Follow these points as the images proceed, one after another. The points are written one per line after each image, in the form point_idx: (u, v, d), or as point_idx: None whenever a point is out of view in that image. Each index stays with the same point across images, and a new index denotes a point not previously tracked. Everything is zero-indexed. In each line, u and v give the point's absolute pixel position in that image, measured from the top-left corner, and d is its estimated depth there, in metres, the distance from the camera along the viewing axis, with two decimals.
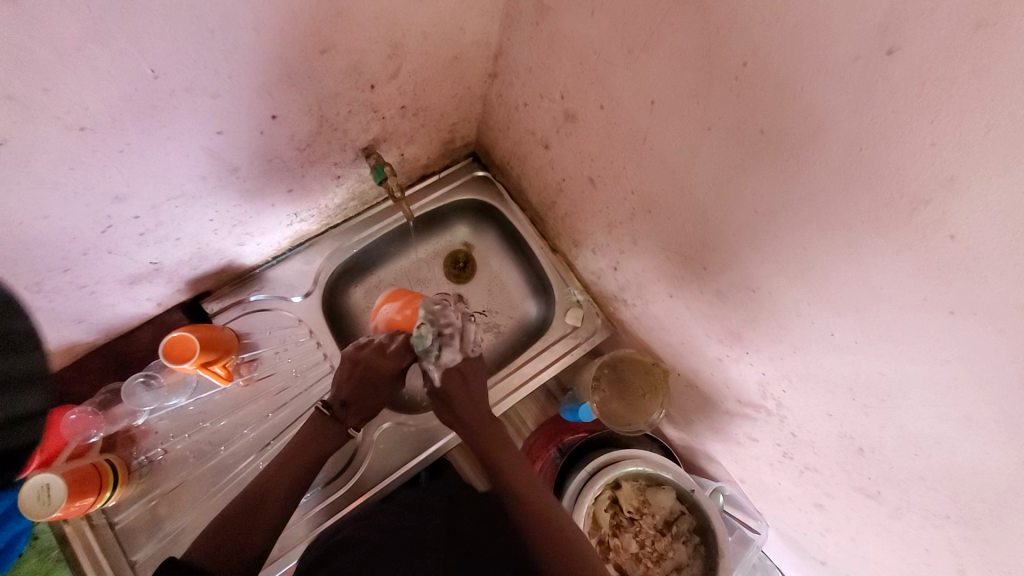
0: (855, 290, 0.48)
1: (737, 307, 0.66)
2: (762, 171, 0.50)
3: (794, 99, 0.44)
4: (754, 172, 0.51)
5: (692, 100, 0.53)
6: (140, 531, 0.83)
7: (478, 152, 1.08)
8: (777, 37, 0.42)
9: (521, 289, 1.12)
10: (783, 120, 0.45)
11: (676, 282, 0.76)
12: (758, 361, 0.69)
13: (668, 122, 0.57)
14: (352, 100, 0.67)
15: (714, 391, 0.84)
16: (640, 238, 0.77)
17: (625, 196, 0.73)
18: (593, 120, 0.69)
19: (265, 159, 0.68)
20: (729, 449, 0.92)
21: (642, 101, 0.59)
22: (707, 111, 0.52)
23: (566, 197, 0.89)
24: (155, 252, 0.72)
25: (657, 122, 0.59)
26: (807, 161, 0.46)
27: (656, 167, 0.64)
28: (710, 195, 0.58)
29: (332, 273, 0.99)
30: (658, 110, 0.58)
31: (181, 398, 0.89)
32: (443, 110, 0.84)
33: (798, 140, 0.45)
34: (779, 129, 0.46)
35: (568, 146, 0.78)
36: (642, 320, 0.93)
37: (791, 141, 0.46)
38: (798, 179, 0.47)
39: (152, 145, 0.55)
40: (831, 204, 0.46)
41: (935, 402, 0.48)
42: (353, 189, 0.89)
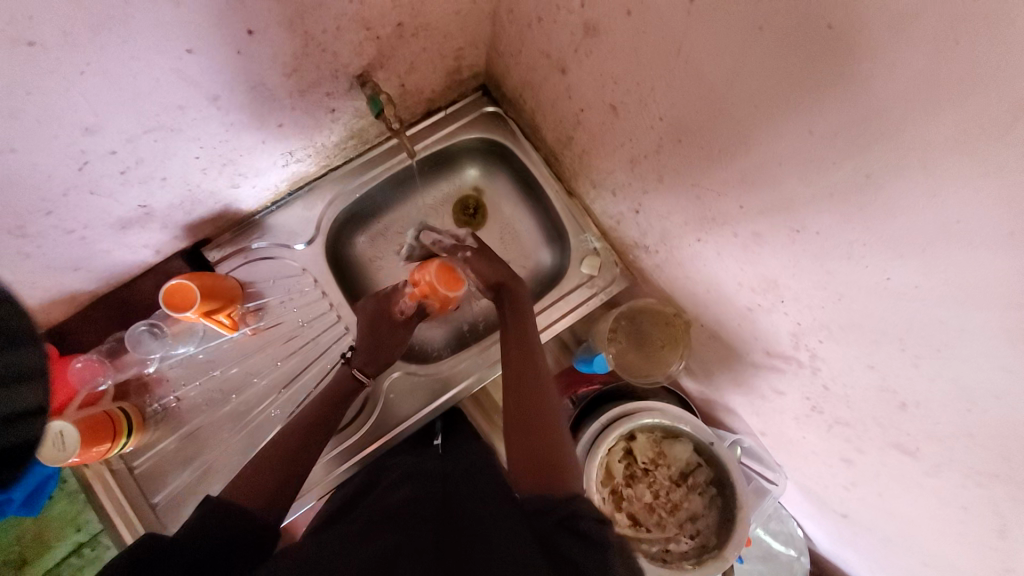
0: (926, 224, 0.41)
1: (776, 249, 0.59)
2: (823, 76, 0.42)
3: None
4: (813, 84, 0.43)
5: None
6: (159, 476, 0.85)
7: (488, 86, 0.99)
8: None
9: (534, 236, 1.06)
10: (856, 10, 0.37)
11: (706, 224, 0.69)
12: (794, 309, 0.63)
13: (708, 26, 0.48)
14: (339, 13, 0.58)
15: (740, 341, 0.79)
16: (666, 174, 0.69)
17: (653, 124, 0.65)
18: (617, 32, 0.59)
19: (247, 85, 0.61)
20: (752, 402, 0.87)
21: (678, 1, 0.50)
22: (759, 6, 0.43)
23: (584, 131, 0.80)
24: (142, 194, 0.67)
25: (694, 27, 0.50)
26: (881, 65, 0.37)
27: (692, 85, 0.55)
28: (756, 117, 0.50)
29: (335, 218, 0.94)
30: (695, 12, 0.49)
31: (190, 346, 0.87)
32: (446, 31, 0.74)
33: (873, 36, 0.37)
34: (851, 24, 0.38)
35: (587, 68, 0.69)
36: (664, 267, 0.86)
37: (862, 39, 0.37)
38: (870, 87, 0.39)
39: (116, 66, 0.49)
40: (910, 119, 0.38)
41: (1001, 353, 0.42)
42: (352, 125, 0.82)
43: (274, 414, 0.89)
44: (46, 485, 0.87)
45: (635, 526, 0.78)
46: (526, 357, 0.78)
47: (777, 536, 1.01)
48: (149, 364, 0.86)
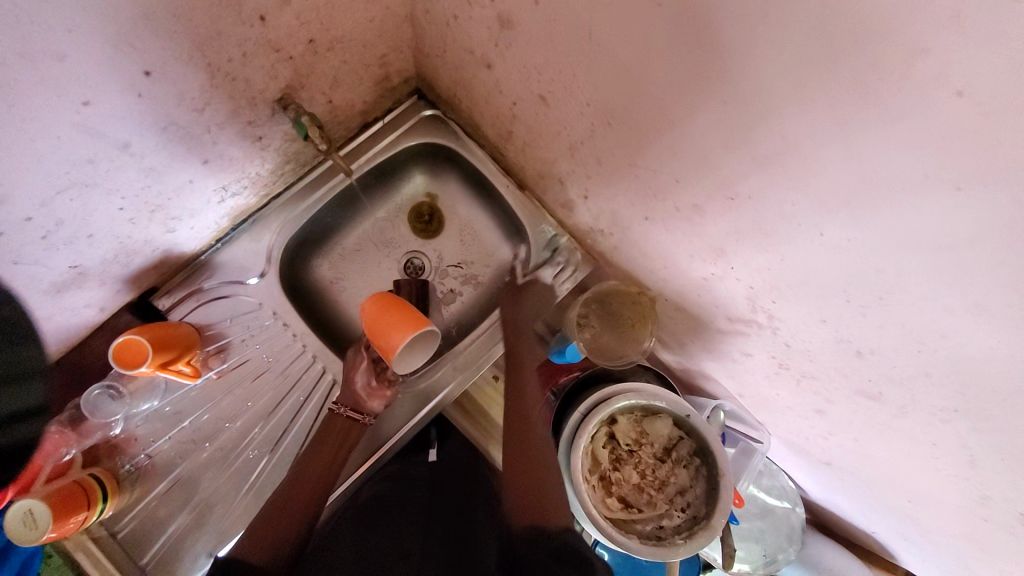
0: (847, 178, 0.42)
1: (716, 219, 0.60)
2: (724, 47, 0.42)
3: None
4: (721, 52, 0.43)
5: None
6: (146, 535, 0.83)
7: (422, 89, 0.97)
8: None
9: (493, 234, 1.06)
10: None
11: (650, 203, 0.69)
12: (745, 275, 0.64)
13: (613, 6, 0.47)
14: (242, 40, 0.56)
15: (703, 311, 0.80)
16: (604, 157, 0.69)
17: (582, 110, 0.64)
18: (531, 22, 0.58)
19: (160, 127, 0.58)
20: (725, 366, 0.89)
21: None
22: None
23: (521, 125, 0.79)
24: (71, 254, 0.64)
25: (601, 9, 0.49)
26: (778, 23, 0.37)
27: (610, 67, 0.54)
28: (673, 94, 0.50)
29: (286, 247, 0.92)
30: None
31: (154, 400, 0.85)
32: (364, 41, 0.72)
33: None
34: None
35: (510, 61, 0.67)
36: (622, 249, 0.86)
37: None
38: (769, 51, 0.39)
39: (9, 132, 0.46)
40: (811, 79, 0.38)
41: (932, 287, 0.43)
42: (285, 150, 0.80)
43: (253, 456, 0.87)
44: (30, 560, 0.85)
45: (627, 509, 0.78)
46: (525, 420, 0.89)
47: (771, 491, 1.02)
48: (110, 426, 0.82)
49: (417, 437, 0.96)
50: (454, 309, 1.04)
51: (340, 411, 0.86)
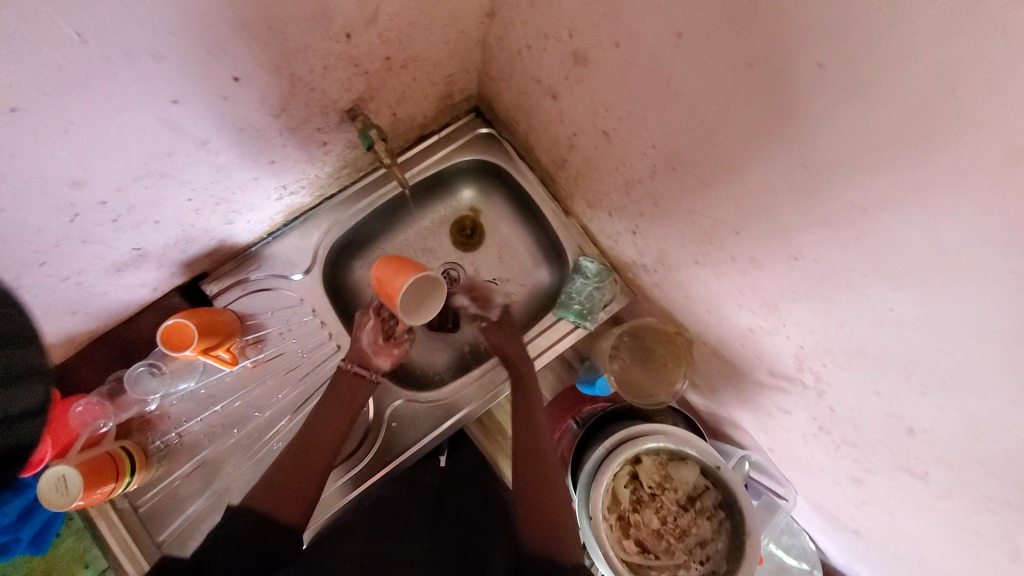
0: (926, 260, 0.40)
1: (774, 275, 0.59)
2: (813, 114, 0.41)
3: (871, 18, 0.34)
4: (809, 120, 0.42)
5: (730, 31, 0.43)
6: (165, 513, 0.85)
7: (481, 107, 0.99)
8: None
9: (533, 255, 1.06)
10: (847, 50, 0.36)
11: (703, 249, 0.68)
12: (797, 335, 0.62)
13: (700, 61, 0.47)
14: (325, 53, 0.58)
15: (743, 361, 0.78)
16: (662, 198, 0.68)
17: (646, 151, 0.64)
18: (607, 63, 0.58)
19: (237, 128, 0.60)
20: (757, 418, 0.87)
21: (666, 35, 0.48)
22: (746, 44, 0.42)
23: (578, 155, 0.79)
24: (136, 237, 0.66)
25: (685, 61, 0.48)
26: (877, 101, 0.36)
27: (682, 116, 0.54)
28: (748, 151, 0.50)
29: (332, 247, 0.94)
30: (684, 47, 0.48)
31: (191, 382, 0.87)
32: (436, 60, 0.74)
33: (868, 76, 0.36)
34: (841, 65, 0.37)
35: (579, 95, 0.67)
36: (664, 287, 0.86)
37: (857, 76, 0.36)
38: (862, 128, 0.38)
39: (101, 123, 0.48)
40: (905, 157, 0.37)
41: (999, 382, 0.41)
42: (344, 155, 0.82)
43: (276, 448, 0.88)
44: (54, 521, 0.88)
45: (643, 554, 0.77)
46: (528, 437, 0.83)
47: (791, 550, 0.99)
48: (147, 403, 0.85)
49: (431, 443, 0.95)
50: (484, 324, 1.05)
51: (348, 369, 0.85)
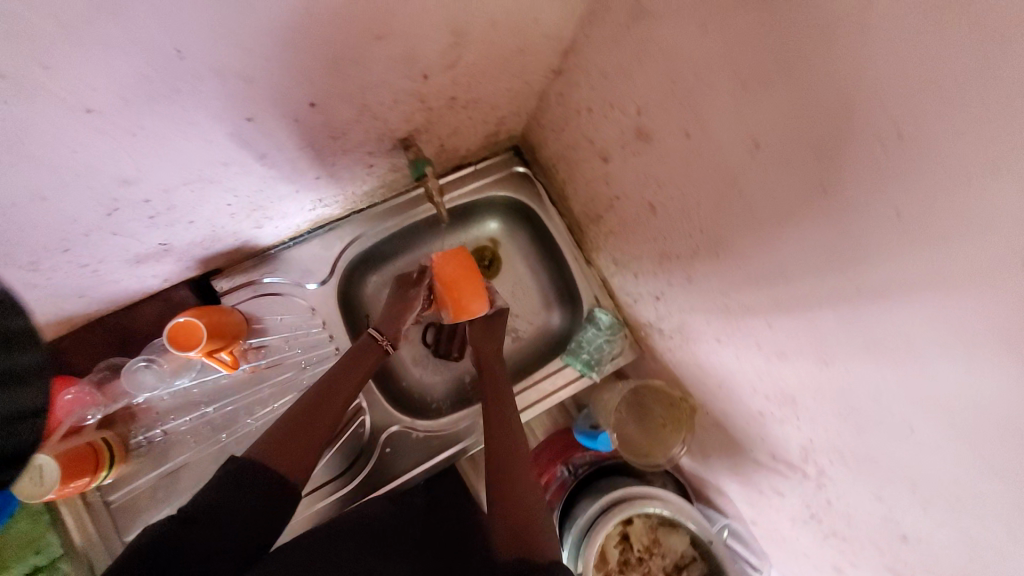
0: (957, 400, 0.42)
1: (798, 371, 0.60)
2: (868, 248, 0.43)
3: (954, 183, 0.34)
4: (869, 251, 0.43)
5: (810, 153, 0.44)
6: (135, 513, 0.80)
7: (520, 148, 1.01)
8: (956, 109, 0.32)
9: (546, 295, 1.08)
10: (929, 203, 0.36)
11: (728, 330, 0.69)
12: (808, 428, 0.64)
13: (775, 172, 0.48)
14: (400, 89, 0.58)
15: (745, 438, 0.80)
16: (695, 276, 0.70)
17: (692, 233, 0.65)
18: (669, 145, 0.60)
19: (296, 146, 0.59)
20: (747, 491, 0.88)
21: (743, 143, 0.50)
22: (821, 169, 0.43)
23: (616, 216, 0.81)
24: (166, 234, 0.63)
25: (761, 169, 0.49)
26: (946, 252, 0.37)
27: (736, 212, 0.56)
28: (797, 258, 0.51)
29: (351, 260, 0.93)
30: (762, 157, 0.48)
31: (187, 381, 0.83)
32: (495, 102, 0.75)
33: (940, 229, 0.37)
34: (917, 212, 0.37)
35: (631, 164, 0.69)
36: (676, 353, 0.87)
37: (929, 227, 0.37)
38: (924, 274, 0.39)
39: (170, 131, 0.45)
40: (960, 305, 0.38)
41: (1008, 526, 0.42)
42: (385, 176, 0.82)
43: None
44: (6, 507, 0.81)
45: None
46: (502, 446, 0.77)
47: None
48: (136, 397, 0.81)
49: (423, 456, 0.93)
50: None
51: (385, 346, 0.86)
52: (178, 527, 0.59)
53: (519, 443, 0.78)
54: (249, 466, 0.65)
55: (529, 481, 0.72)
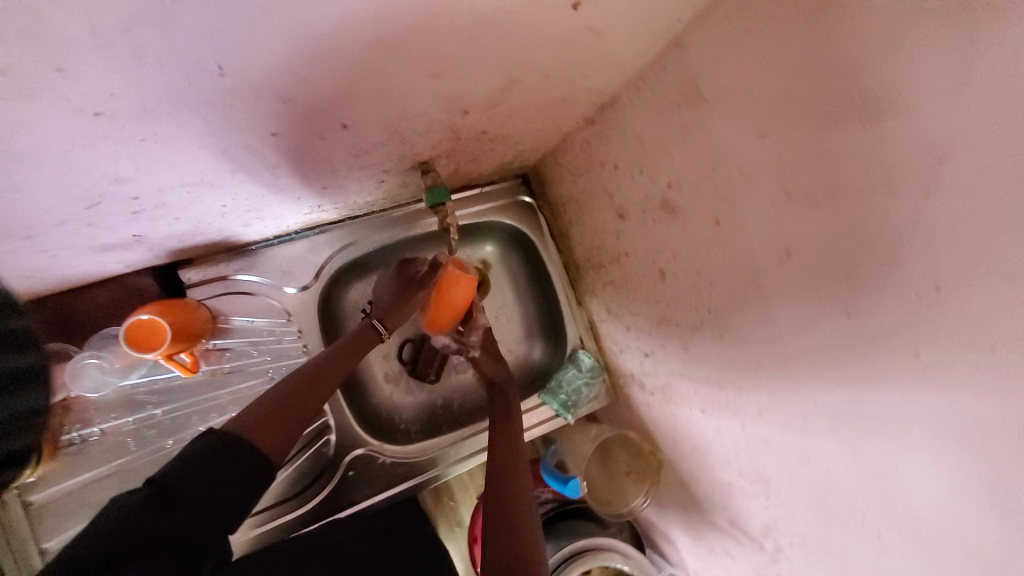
0: (934, 525, 0.45)
1: (777, 458, 0.63)
2: (872, 370, 0.46)
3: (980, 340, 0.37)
4: (878, 378, 0.46)
5: (840, 276, 0.46)
6: (57, 517, 0.70)
7: (529, 177, 1.01)
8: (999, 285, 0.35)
9: (530, 327, 1.07)
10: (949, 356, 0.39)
11: (713, 404, 0.71)
12: (775, 512, 0.66)
13: (800, 281, 0.50)
14: (436, 121, 0.55)
15: (706, 501, 0.83)
16: (690, 347, 0.71)
17: (698, 308, 0.66)
18: (694, 224, 0.60)
19: (313, 160, 0.55)
20: (699, 549, 0.91)
21: (775, 249, 0.51)
22: (851, 294, 0.45)
23: (619, 270, 0.81)
24: (144, 228, 0.57)
25: (789, 277, 0.51)
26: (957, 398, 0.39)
27: (750, 303, 0.57)
28: (802, 360, 0.53)
29: (338, 267, 0.88)
30: (791, 266, 0.50)
31: (137, 378, 0.75)
32: (520, 139, 0.73)
33: (960, 380, 0.39)
34: (938, 357, 0.40)
35: (647, 228, 0.69)
36: (652, 408, 0.89)
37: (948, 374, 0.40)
38: (928, 412, 0.42)
39: (184, 139, 0.40)
40: (963, 450, 0.40)
41: None
42: (392, 191, 0.77)
43: None
44: None
45: None
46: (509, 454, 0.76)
47: None
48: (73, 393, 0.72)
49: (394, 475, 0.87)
50: (463, 379, 1.02)
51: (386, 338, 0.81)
52: (148, 511, 0.47)
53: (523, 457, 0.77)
54: (236, 439, 0.55)
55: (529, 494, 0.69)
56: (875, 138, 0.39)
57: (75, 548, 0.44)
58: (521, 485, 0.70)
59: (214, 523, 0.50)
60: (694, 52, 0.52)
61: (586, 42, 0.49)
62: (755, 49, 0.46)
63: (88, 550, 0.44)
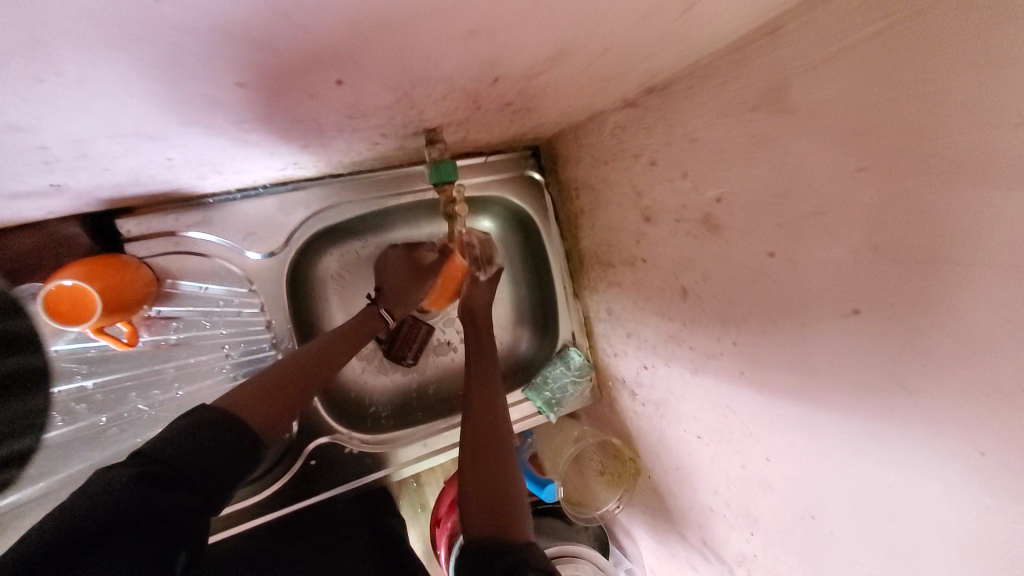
0: None
1: (774, 502, 0.59)
2: (911, 446, 0.42)
3: None
4: (922, 463, 0.41)
5: (909, 351, 0.40)
6: None
7: (540, 152, 0.89)
8: None
9: (520, 315, 0.99)
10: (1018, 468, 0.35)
11: (713, 433, 0.67)
12: (758, 549, 0.64)
13: (857, 341, 0.44)
14: (457, 88, 0.44)
15: (678, 518, 0.81)
16: (700, 372, 0.65)
17: (719, 337, 0.60)
18: (738, 250, 0.53)
19: (295, 119, 0.43)
20: (659, 553, 0.90)
21: (836, 300, 0.44)
22: (916, 373, 0.40)
23: (632, 275, 0.73)
24: (65, 178, 0.44)
25: (844, 333, 0.45)
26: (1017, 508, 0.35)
27: (785, 348, 0.51)
28: (834, 420, 0.48)
29: (313, 232, 0.76)
30: (852, 323, 0.44)
31: (64, 346, 0.64)
32: (547, 113, 0.62)
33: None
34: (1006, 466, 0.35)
35: (677, 239, 0.61)
36: (639, 418, 0.85)
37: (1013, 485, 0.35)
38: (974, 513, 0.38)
39: (106, 85, 0.29)
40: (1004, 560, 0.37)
41: None
42: (385, 155, 0.65)
43: None
44: None
45: None
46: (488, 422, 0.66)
47: None
48: (46, 383, 0.63)
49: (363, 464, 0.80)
50: (441, 363, 0.95)
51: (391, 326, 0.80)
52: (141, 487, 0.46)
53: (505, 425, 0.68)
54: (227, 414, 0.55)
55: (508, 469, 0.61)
56: (1004, 206, 0.32)
57: (57, 522, 0.42)
58: (503, 460, 0.62)
59: (201, 503, 0.50)
60: (791, 50, 0.43)
61: (667, 18, 0.39)
62: (872, 62, 0.37)
63: (73, 522, 0.42)
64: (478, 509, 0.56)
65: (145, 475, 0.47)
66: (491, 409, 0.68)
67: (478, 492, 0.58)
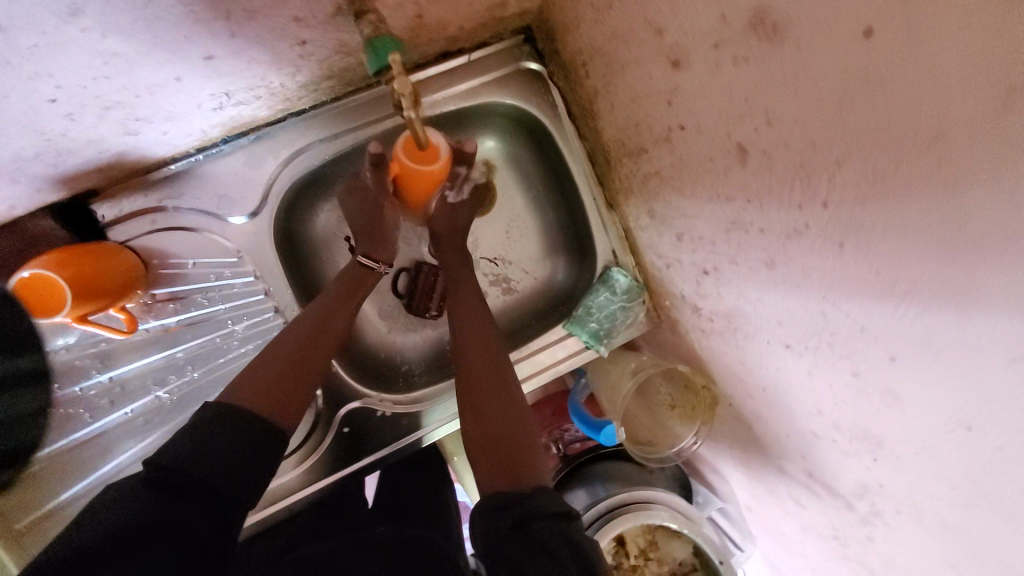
0: None
1: (907, 416, 0.42)
2: None
3: None
4: None
5: None
6: (37, 493, 0.61)
7: (535, 34, 0.72)
8: None
9: (549, 242, 0.86)
10: None
11: (807, 339, 0.50)
12: (885, 477, 0.48)
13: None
14: None
15: (769, 446, 0.66)
16: (778, 261, 0.48)
17: (800, 203, 0.42)
18: (812, 52, 0.35)
19: None
20: (754, 487, 0.76)
21: (987, 77, 0.26)
22: None
23: (670, 155, 0.57)
24: None
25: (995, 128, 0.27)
26: None
27: (900, 189, 0.33)
28: (991, 290, 0.30)
29: (291, 183, 0.67)
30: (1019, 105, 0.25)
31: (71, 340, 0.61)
32: None
33: None
34: None
35: (719, 78, 0.44)
36: (706, 335, 0.70)
37: None
38: None
39: None
40: None
41: None
42: (331, 62, 0.54)
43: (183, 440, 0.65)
44: None
45: None
46: (484, 365, 0.60)
47: None
48: (43, 384, 0.61)
49: (400, 427, 0.74)
50: None
51: (381, 272, 0.68)
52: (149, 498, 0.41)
53: (503, 363, 0.61)
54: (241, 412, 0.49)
55: (511, 412, 0.56)
56: None
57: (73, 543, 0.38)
58: (507, 404, 0.57)
59: (228, 506, 0.45)
60: None
61: None
62: None
63: (89, 534, 0.39)
64: (489, 466, 0.52)
65: (154, 484, 0.43)
66: (487, 354, 0.62)
67: (486, 445, 0.54)
